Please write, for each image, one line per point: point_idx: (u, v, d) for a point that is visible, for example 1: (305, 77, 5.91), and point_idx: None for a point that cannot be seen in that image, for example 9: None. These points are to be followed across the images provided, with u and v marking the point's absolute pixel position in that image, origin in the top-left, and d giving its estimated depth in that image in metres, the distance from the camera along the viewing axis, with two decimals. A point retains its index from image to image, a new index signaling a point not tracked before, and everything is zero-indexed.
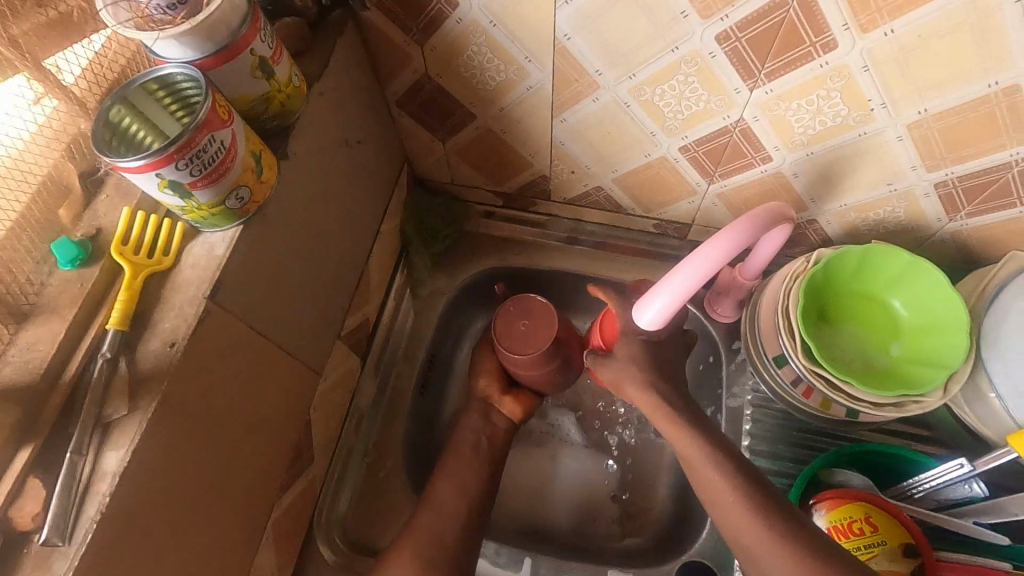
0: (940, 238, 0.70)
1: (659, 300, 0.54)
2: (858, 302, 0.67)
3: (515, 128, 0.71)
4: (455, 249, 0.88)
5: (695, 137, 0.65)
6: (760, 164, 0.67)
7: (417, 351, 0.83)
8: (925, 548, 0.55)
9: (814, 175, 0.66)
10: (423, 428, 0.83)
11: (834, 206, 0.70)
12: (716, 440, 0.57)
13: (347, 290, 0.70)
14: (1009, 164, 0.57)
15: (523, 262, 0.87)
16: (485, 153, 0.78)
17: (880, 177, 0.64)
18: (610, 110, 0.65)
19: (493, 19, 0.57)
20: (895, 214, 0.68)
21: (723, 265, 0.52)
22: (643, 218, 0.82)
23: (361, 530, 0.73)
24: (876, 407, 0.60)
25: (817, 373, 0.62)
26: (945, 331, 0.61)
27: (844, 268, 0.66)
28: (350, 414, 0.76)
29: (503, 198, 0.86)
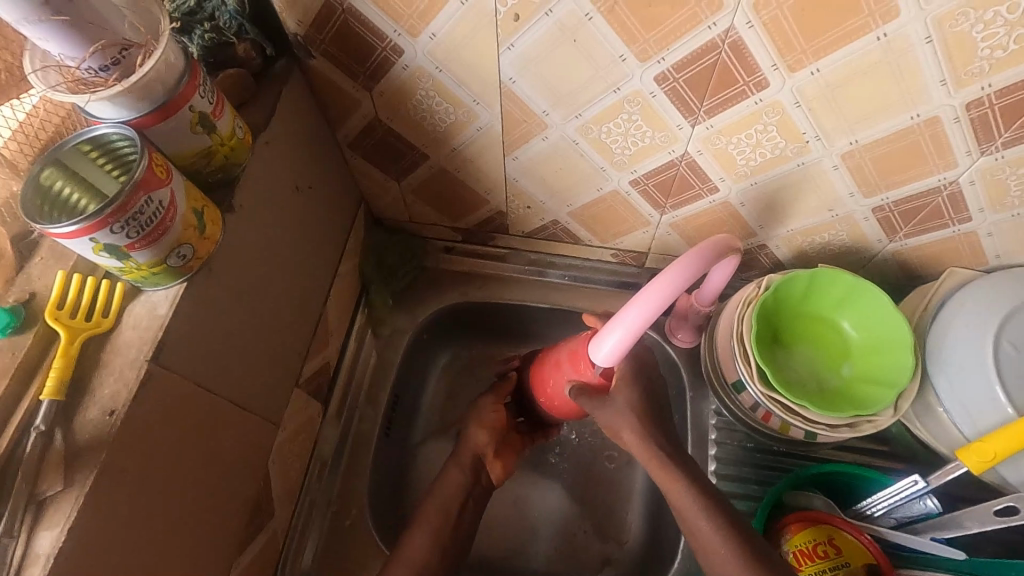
0: (882, 258, 0.72)
1: (616, 334, 0.54)
2: (810, 325, 0.69)
3: (468, 167, 0.72)
4: (416, 286, 0.88)
5: (642, 171, 0.67)
6: (708, 195, 0.69)
7: (380, 392, 0.82)
8: (887, 567, 0.56)
9: (759, 204, 0.68)
10: (390, 470, 0.81)
11: (780, 231, 0.72)
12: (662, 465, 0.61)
13: (304, 336, 0.69)
14: (937, 188, 0.61)
15: (486, 295, 0.88)
16: (440, 192, 0.78)
17: (821, 204, 0.66)
18: (559, 148, 0.66)
19: (438, 65, 0.58)
20: (839, 237, 0.71)
21: (673, 300, 0.52)
22: (600, 248, 0.83)
23: None
24: (831, 428, 0.61)
25: (773, 398, 0.63)
26: (891, 349, 0.64)
27: (793, 292, 0.67)
28: (312, 461, 0.74)
29: (462, 233, 0.86)
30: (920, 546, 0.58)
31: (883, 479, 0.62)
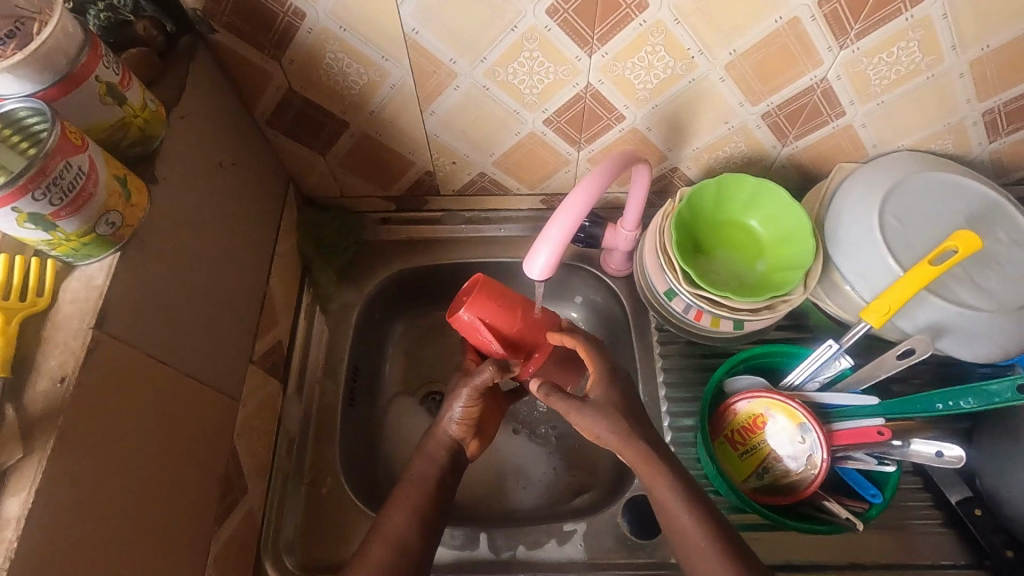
0: (779, 162, 0.80)
1: (549, 244, 0.56)
2: (725, 230, 0.75)
3: (388, 129, 0.75)
4: (359, 260, 0.89)
5: (553, 108, 0.71)
6: (616, 124, 0.74)
7: (338, 364, 0.83)
8: (817, 424, 0.62)
9: (663, 126, 0.74)
10: (358, 439, 0.83)
11: (687, 151, 0.78)
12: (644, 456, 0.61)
13: (251, 313, 0.70)
14: (811, 87, 0.68)
15: (430, 259, 0.90)
16: (367, 160, 0.80)
17: (718, 118, 0.73)
18: (472, 96, 0.69)
19: (341, 24, 0.61)
20: (739, 149, 0.78)
21: (589, 211, 0.56)
22: (529, 195, 0.88)
23: (312, 550, 0.71)
24: (754, 313, 0.68)
25: (700, 295, 0.68)
26: (795, 237, 0.70)
27: (705, 201, 0.73)
28: (279, 438, 0.75)
29: (395, 201, 0.89)
30: (841, 400, 0.65)
31: (802, 351, 0.69)
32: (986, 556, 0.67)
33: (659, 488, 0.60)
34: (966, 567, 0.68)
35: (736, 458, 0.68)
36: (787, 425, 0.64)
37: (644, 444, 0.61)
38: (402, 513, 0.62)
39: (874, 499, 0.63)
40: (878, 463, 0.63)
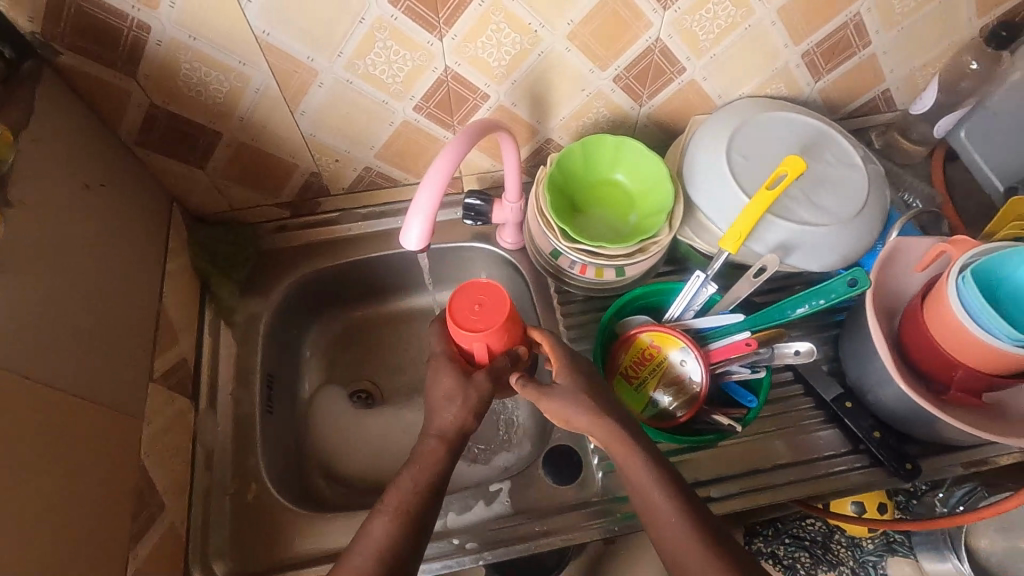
0: (641, 122, 0.87)
1: (418, 215, 0.59)
2: (598, 189, 0.80)
3: (263, 134, 0.76)
4: (260, 270, 0.90)
5: (420, 95, 0.75)
6: (483, 103, 0.78)
7: (251, 373, 0.83)
8: (692, 345, 0.69)
9: (528, 100, 0.80)
10: (280, 444, 0.84)
11: (556, 121, 0.84)
12: (616, 439, 0.61)
13: (144, 332, 0.70)
14: (649, 48, 0.75)
15: (333, 259, 0.92)
16: (249, 168, 0.81)
17: (575, 86, 0.79)
18: (338, 91, 0.72)
19: (191, 33, 0.62)
20: (602, 113, 0.85)
21: (452, 178, 0.59)
22: (419, 183, 0.91)
23: (243, 556, 0.71)
24: (629, 257, 0.74)
25: (579, 249, 0.74)
26: (657, 185, 0.77)
27: (575, 165, 0.79)
28: (194, 454, 0.75)
29: (288, 207, 0.90)
30: (715, 322, 0.72)
31: (677, 286, 0.76)
32: (859, 439, 0.76)
33: (633, 466, 0.60)
34: (846, 452, 0.76)
35: (634, 393, 0.73)
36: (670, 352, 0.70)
37: (613, 424, 0.62)
38: (388, 522, 0.57)
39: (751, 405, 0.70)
40: (752, 371, 0.70)
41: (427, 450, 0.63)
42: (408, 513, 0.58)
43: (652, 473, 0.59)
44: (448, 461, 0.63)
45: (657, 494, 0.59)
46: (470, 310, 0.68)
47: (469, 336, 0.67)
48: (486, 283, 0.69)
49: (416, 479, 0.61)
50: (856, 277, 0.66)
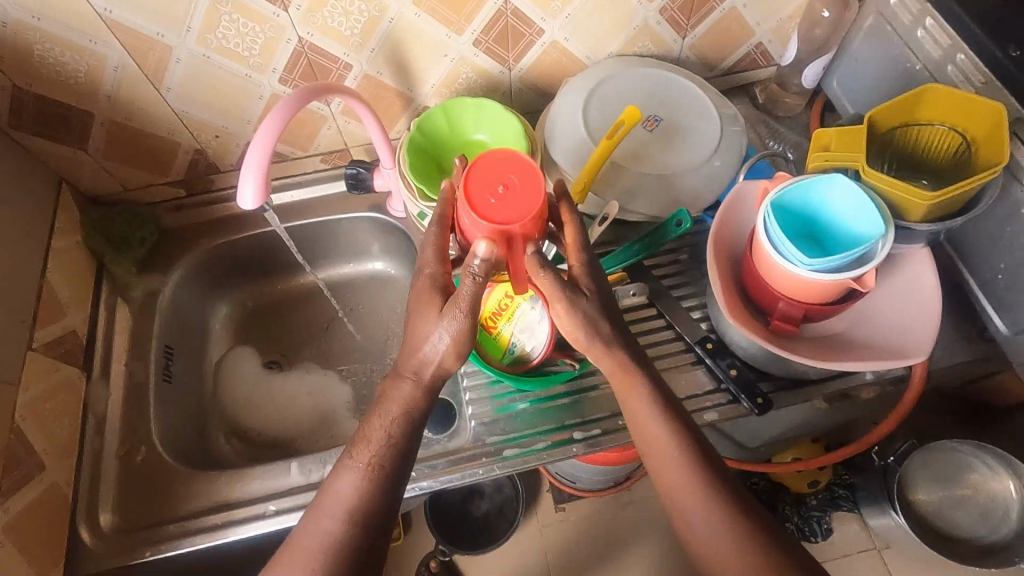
0: (513, 85, 0.90)
1: (249, 173, 0.62)
2: (465, 150, 0.83)
3: (135, 112, 0.79)
4: (159, 248, 0.94)
5: (282, 67, 0.78)
6: (348, 73, 0.81)
7: (146, 345, 0.87)
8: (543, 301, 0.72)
9: (392, 68, 0.82)
10: (178, 411, 0.88)
11: (427, 88, 0.87)
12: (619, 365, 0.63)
13: (21, 304, 0.73)
14: (500, 10, 0.78)
15: (231, 235, 0.96)
16: (131, 147, 0.84)
17: (437, 52, 0.82)
18: (197, 66, 0.75)
19: (34, 13, 0.65)
20: (472, 79, 0.87)
21: (280, 136, 0.63)
22: (307, 157, 0.94)
23: (130, 512, 0.75)
24: None
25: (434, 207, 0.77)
26: (514, 143, 0.80)
27: (440, 128, 0.81)
28: (85, 420, 0.79)
29: (182, 186, 0.93)
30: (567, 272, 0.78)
31: None
32: (720, 378, 0.79)
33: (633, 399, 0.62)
34: (711, 390, 0.79)
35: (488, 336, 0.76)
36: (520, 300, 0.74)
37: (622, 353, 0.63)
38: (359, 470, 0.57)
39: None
40: None
41: (399, 393, 0.60)
42: (383, 468, 0.58)
43: (654, 402, 0.62)
44: (425, 399, 0.60)
45: (657, 431, 0.61)
46: (491, 189, 0.58)
47: (503, 233, 0.57)
48: (522, 161, 0.60)
49: (390, 426, 0.59)
50: (682, 217, 0.72)
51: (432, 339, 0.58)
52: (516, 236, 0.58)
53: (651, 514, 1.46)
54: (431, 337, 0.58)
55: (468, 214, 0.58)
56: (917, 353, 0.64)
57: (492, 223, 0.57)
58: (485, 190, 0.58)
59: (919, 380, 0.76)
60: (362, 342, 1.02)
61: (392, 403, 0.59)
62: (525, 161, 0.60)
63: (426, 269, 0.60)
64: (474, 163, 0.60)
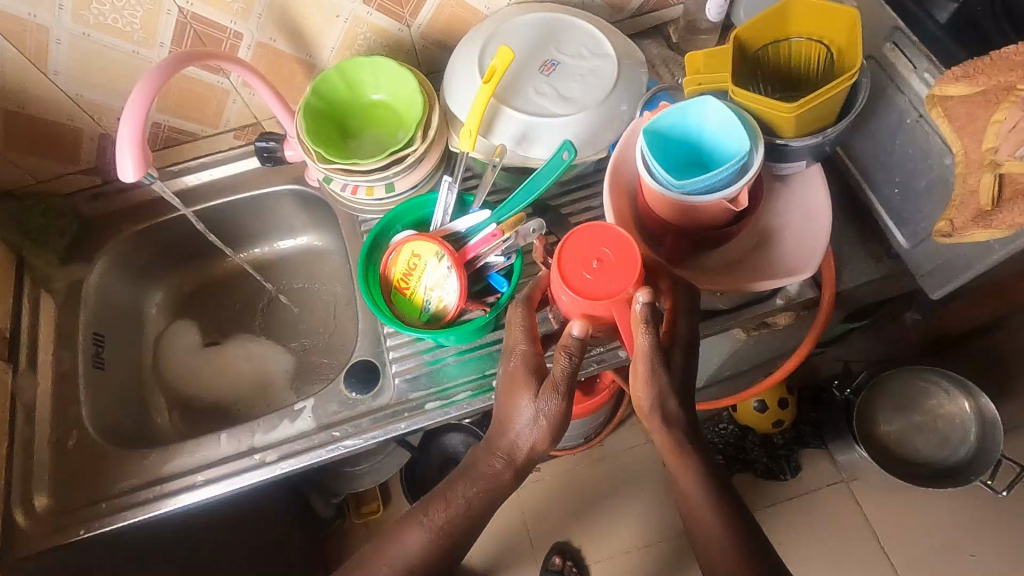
0: (415, 43, 0.89)
1: (124, 143, 0.63)
2: (365, 113, 0.83)
3: (27, 99, 0.79)
4: (80, 238, 0.94)
5: (169, 41, 0.77)
6: (240, 42, 0.80)
7: (73, 333, 0.87)
8: (446, 249, 0.74)
9: (285, 35, 0.82)
10: (112, 397, 0.88)
11: (326, 53, 0.86)
12: (679, 452, 0.61)
13: None
14: None
15: (150, 220, 0.96)
16: (32, 136, 0.84)
17: (326, 13, 0.80)
18: (80, 46, 0.74)
19: None
20: (371, 39, 0.86)
21: (147, 111, 0.63)
22: (220, 134, 0.93)
23: (66, 495, 0.76)
24: (383, 170, 0.77)
25: (335, 169, 0.76)
26: (413, 100, 0.79)
27: (338, 91, 0.81)
28: (14, 409, 0.80)
29: (96, 174, 0.93)
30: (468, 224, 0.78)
31: (432, 195, 0.81)
32: None
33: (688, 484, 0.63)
34: None
35: (405, 299, 0.78)
36: (425, 255, 0.75)
37: (683, 438, 0.60)
38: (417, 533, 0.64)
39: (507, 287, 0.78)
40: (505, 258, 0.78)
41: (491, 469, 0.62)
42: (452, 534, 0.64)
43: (704, 483, 0.63)
44: (512, 481, 0.63)
45: (705, 505, 0.63)
46: (589, 266, 0.60)
47: (609, 306, 0.59)
48: (619, 236, 0.61)
49: (468, 496, 0.63)
50: (567, 150, 0.73)
51: (524, 421, 0.59)
52: (618, 305, 0.59)
53: (631, 473, 1.47)
54: (522, 419, 0.59)
55: (568, 291, 0.60)
56: (804, 270, 0.68)
57: (590, 302, 0.59)
58: (581, 266, 0.60)
59: (828, 301, 0.75)
60: (300, 317, 1.02)
61: (477, 480, 0.63)
62: (618, 235, 0.61)
63: (516, 353, 0.61)
64: (569, 236, 0.62)
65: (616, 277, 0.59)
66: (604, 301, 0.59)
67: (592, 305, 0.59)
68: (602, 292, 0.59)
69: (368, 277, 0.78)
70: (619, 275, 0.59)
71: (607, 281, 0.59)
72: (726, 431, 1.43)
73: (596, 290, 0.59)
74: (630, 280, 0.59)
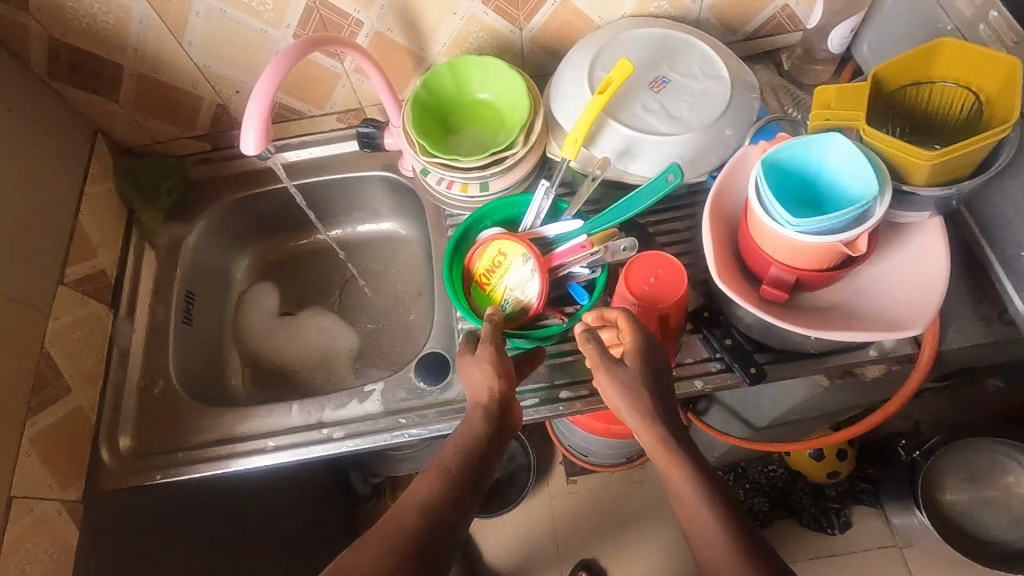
0: (524, 46, 0.89)
1: (252, 116, 0.66)
2: (468, 111, 0.84)
3: (160, 65, 0.83)
4: (184, 198, 0.99)
5: (294, 23, 0.80)
6: (359, 30, 0.83)
7: (168, 288, 0.92)
8: (534, 252, 0.74)
9: (401, 26, 0.84)
10: (194, 353, 0.93)
11: (437, 48, 0.88)
12: (657, 440, 0.57)
13: (55, 241, 0.80)
14: None
15: (248, 189, 1.00)
16: (157, 100, 0.89)
17: (443, 9, 0.82)
18: (215, 20, 0.78)
19: None
20: (482, 38, 0.87)
21: (271, 98, 0.66)
22: (324, 116, 0.97)
23: (146, 439, 0.81)
24: (483, 170, 0.77)
25: (436, 163, 0.78)
26: (518, 104, 0.80)
27: (445, 87, 0.82)
28: (110, 352, 0.85)
29: (206, 141, 0.98)
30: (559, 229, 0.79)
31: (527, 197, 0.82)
32: (716, 347, 0.77)
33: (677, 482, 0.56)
34: (707, 359, 0.78)
35: (484, 294, 0.78)
36: (512, 254, 0.76)
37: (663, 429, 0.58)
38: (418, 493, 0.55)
39: (586, 300, 0.78)
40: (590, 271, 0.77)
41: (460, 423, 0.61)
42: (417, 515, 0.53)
43: (697, 480, 0.55)
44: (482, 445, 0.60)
45: (697, 507, 0.54)
46: (646, 280, 0.68)
47: (655, 316, 0.67)
48: (675, 262, 0.69)
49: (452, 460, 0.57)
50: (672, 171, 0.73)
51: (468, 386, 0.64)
52: (662, 317, 0.67)
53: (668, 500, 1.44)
54: (470, 380, 0.65)
55: (624, 298, 0.68)
56: (916, 325, 0.61)
57: (643, 308, 0.67)
58: (641, 280, 0.68)
59: (925, 360, 0.72)
60: (373, 300, 1.05)
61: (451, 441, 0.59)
62: (674, 260, 0.69)
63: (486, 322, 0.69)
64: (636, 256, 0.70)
65: (668, 292, 0.67)
66: (649, 310, 0.67)
67: (640, 309, 0.67)
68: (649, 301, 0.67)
69: (452, 269, 0.79)
70: (670, 291, 0.67)
71: (657, 294, 0.67)
72: (775, 474, 1.38)
73: (646, 301, 0.67)
74: (672, 294, 0.67)
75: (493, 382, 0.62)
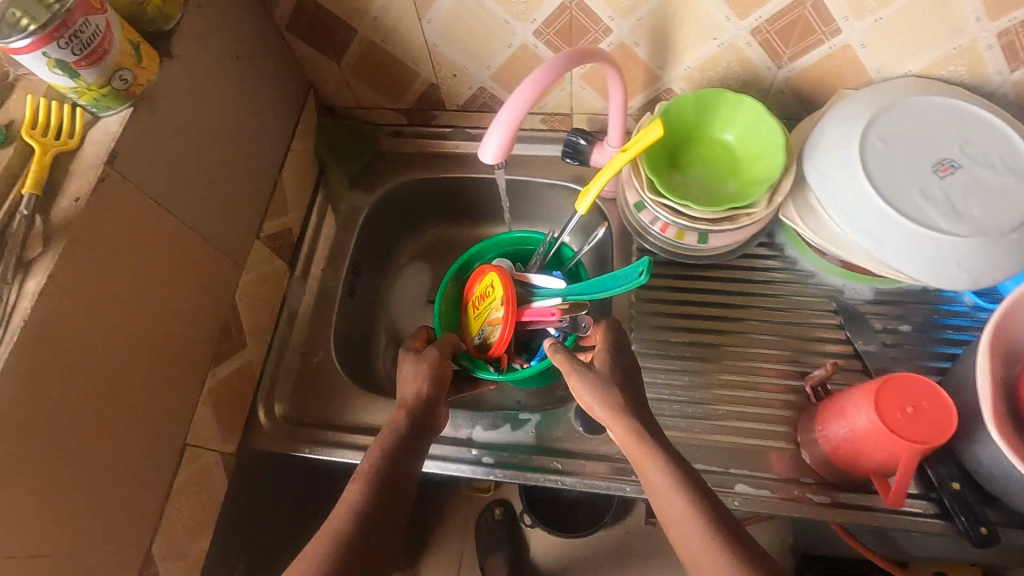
0: (775, 86, 0.79)
1: (497, 129, 0.60)
2: (701, 149, 0.75)
3: (392, 37, 0.80)
4: (370, 167, 0.97)
5: (541, 19, 0.75)
6: (604, 38, 0.76)
7: (342, 256, 0.92)
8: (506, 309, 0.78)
9: (650, 41, 0.75)
10: (351, 325, 0.92)
11: (678, 70, 0.79)
12: (634, 435, 0.60)
13: (260, 195, 0.80)
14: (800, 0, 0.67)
15: (432, 172, 0.97)
16: (376, 68, 0.86)
17: (704, 32, 0.73)
18: (464, 3, 0.74)
19: None
20: (731, 68, 0.78)
21: (534, 101, 0.60)
22: (529, 114, 0.91)
23: (300, 406, 0.81)
24: (713, 223, 0.68)
25: (663, 204, 0.70)
26: (767, 155, 0.70)
27: (685, 118, 0.74)
28: (282, 311, 0.85)
29: (406, 115, 0.95)
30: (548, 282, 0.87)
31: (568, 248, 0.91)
32: (932, 485, 0.68)
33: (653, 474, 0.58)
34: (913, 495, 0.69)
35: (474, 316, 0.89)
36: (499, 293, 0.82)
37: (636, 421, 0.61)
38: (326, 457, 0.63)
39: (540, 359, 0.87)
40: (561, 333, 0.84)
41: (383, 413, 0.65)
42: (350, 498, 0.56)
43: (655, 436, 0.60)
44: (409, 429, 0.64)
45: (670, 485, 0.56)
46: (901, 407, 0.59)
47: (904, 451, 0.58)
48: (936, 390, 0.59)
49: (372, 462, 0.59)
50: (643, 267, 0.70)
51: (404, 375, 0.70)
52: (913, 455, 0.58)
53: None
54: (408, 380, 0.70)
55: (870, 416, 0.60)
56: None
57: (890, 436, 0.58)
58: (896, 405, 0.59)
59: None
60: None
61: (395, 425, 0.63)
62: (939, 390, 0.59)
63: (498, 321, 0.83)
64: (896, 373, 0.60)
65: (926, 428, 0.58)
66: (898, 442, 0.58)
67: (886, 436, 0.58)
68: (902, 433, 0.58)
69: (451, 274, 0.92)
70: (927, 429, 0.58)
71: (913, 427, 0.58)
72: None
73: (895, 430, 0.58)
74: (931, 433, 0.57)
75: (422, 384, 0.69)
